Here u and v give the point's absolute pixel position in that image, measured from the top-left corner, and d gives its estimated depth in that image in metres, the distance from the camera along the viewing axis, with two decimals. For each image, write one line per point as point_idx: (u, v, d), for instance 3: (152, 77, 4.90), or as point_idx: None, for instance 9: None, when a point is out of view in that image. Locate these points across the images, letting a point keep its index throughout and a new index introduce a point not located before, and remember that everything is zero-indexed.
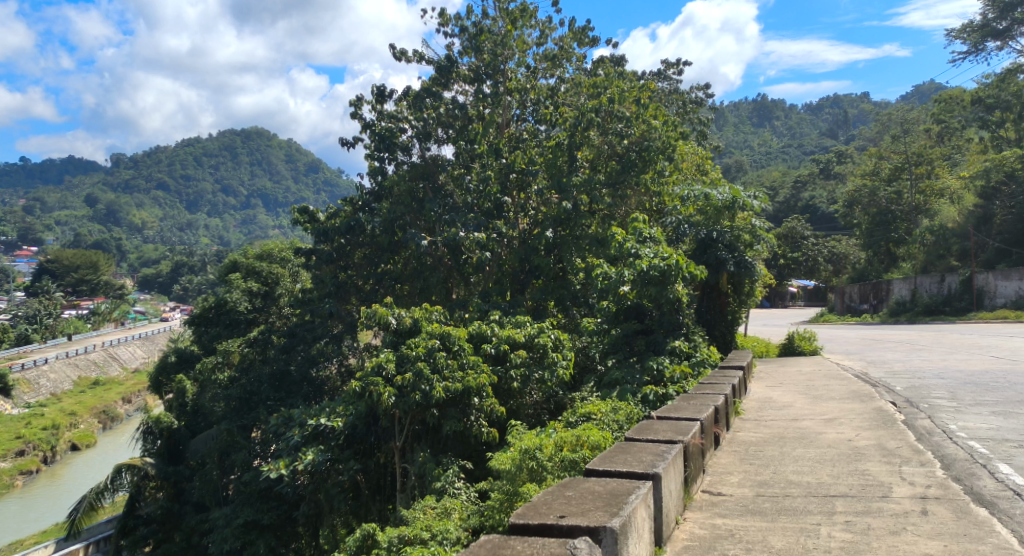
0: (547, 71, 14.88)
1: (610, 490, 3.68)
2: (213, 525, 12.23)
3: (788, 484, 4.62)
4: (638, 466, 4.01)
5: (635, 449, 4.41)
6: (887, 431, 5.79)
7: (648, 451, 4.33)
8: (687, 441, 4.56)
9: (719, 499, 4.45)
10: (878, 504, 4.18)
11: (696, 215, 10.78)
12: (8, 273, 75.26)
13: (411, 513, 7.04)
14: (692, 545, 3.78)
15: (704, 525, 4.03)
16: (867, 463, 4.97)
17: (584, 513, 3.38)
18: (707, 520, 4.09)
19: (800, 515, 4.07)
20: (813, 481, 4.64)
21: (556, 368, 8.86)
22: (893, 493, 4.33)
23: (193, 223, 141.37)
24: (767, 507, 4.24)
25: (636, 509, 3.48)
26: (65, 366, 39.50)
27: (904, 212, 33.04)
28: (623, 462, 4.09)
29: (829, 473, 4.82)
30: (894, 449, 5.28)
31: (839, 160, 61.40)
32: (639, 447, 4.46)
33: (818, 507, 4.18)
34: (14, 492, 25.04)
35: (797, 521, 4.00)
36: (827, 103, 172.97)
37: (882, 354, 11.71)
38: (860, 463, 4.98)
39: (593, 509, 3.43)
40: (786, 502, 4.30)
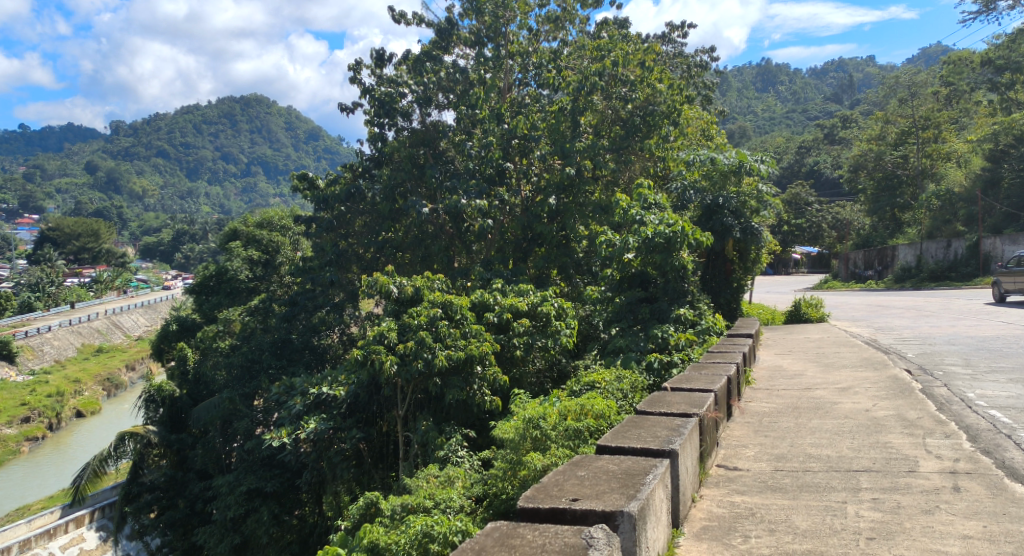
0: (550, 34, 14.55)
1: (625, 469, 3.57)
2: (216, 492, 12.26)
3: (807, 458, 4.53)
4: (653, 442, 3.90)
5: (648, 424, 4.30)
6: (905, 400, 5.69)
7: (662, 426, 4.22)
8: (702, 415, 4.46)
9: (735, 474, 4.36)
10: (905, 480, 4.08)
11: (701, 181, 10.58)
12: (10, 241, 75.29)
13: (415, 481, 6.99)
14: (711, 525, 3.68)
15: (723, 504, 3.94)
16: (888, 434, 4.87)
17: (599, 496, 3.27)
18: (725, 498, 4.01)
19: (823, 492, 3.98)
20: (834, 455, 4.55)
21: (559, 337, 8.79)
22: (921, 468, 4.23)
23: (193, 191, 140.92)
24: (787, 483, 4.15)
25: (654, 490, 3.38)
26: (68, 334, 39.60)
27: (910, 176, 32.75)
28: (637, 438, 3.99)
29: (849, 445, 4.72)
30: (915, 420, 5.17)
31: (845, 125, 60.75)
32: (653, 421, 4.35)
33: (842, 483, 4.09)
34: (19, 459, 25.25)
35: (821, 498, 3.91)
36: (832, 67, 170.60)
37: (889, 321, 11.57)
38: (881, 435, 4.88)
39: (607, 491, 3.33)
40: (807, 477, 4.21)
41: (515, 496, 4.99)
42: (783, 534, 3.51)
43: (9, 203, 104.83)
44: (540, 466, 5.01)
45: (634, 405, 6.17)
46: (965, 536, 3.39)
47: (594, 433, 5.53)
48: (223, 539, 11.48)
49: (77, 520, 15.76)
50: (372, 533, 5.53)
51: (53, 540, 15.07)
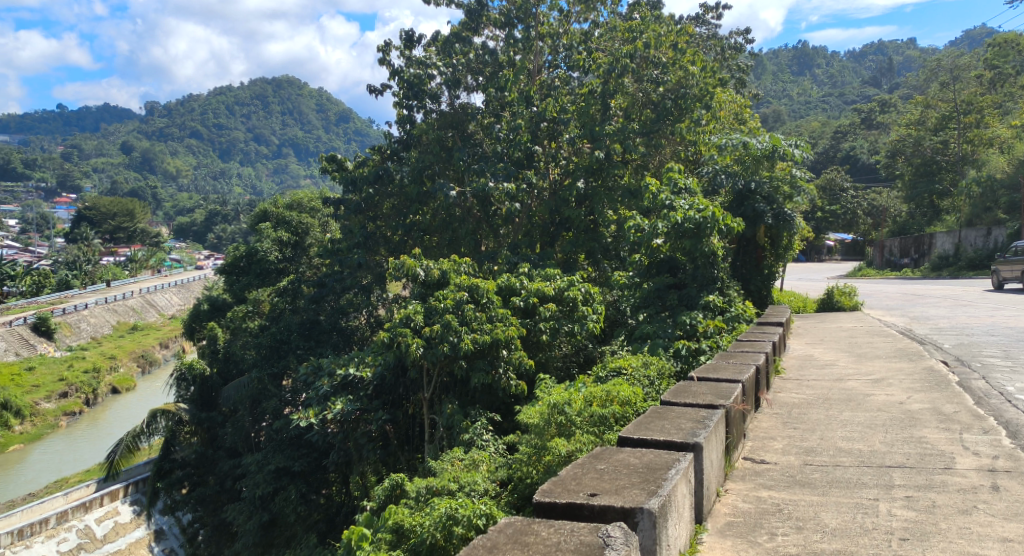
0: (580, 16, 14.34)
1: (646, 464, 3.52)
2: (244, 470, 12.46)
3: (838, 452, 4.43)
4: (676, 434, 3.84)
5: (672, 416, 4.24)
6: (941, 393, 5.54)
7: (687, 417, 4.15)
8: (729, 406, 4.37)
9: (763, 468, 4.28)
10: (941, 477, 3.97)
11: (733, 165, 10.41)
12: (49, 221, 77.04)
13: (440, 463, 7.01)
14: (736, 521, 3.61)
15: (748, 499, 3.87)
16: (923, 429, 4.74)
17: (618, 492, 3.22)
18: (751, 493, 3.94)
19: (855, 488, 3.89)
20: (866, 449, 4.44)
21: (586, 322, 8.72)
22: (957, 465, 4.12)
23: (226, 171, 142.66)
24: (816, 478, 4.07)
25: (676, 486, 3.31)
26: (105, 312, 40.50)
27: (949, 162, 31.88)
28: (660, 430, 3.93)
29: (882, 440, 4.61)
30: (951, 414, 5.03)
31: (883, 109, 59.30)
32: (678, 412, 4.29)
33: (875, 479, 3.99)
34: (57, 433, 25.97)
35: (852, 495, 3.82)
36: (872, 50, 166.32)
37: (925, 310, 11.28)
38: (915, 430, 4.75)
39: (627, 486, 3.28)
40: (837, 472, 4.12)
41: (540, 481, 4.96)
42: (811, 532, 3.43)
43: (48, 183, 107.21)
44: (565, 451, 4.98)
45: (661, 392, 6.09)
46: (1003, 539, 3.27)
47: (620, 419, 5.49)
48: (252, 516, 11.66)
49: (112, 494, 16.18)
50: (397, 515, 5.54)
51: (88, 512, 15.50)
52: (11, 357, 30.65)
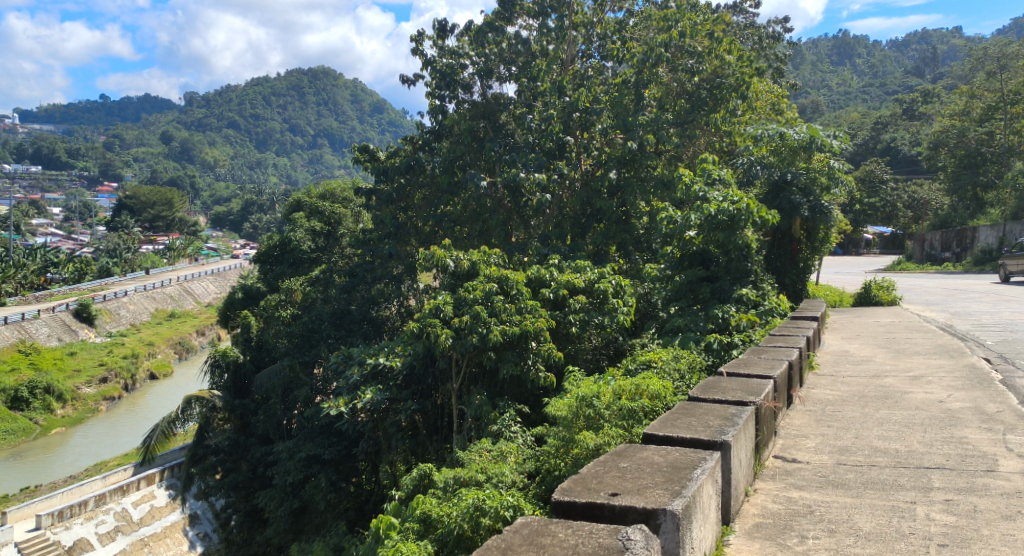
0: (615, 5, 14.17)
1: (671, 462, 3.46)
2: (276, 456, 12.63)
3: (873, 452, 4.31)
4: (704, 432, 3.76)
5: (700, 412, 4.17)
6: (984, 392, 5.36)
7: (715, 414, 4.07)
8: (760, 404, 4.28)
9: (794, 467, 4.18)
10: (983, 480, 3.83)
11: (769, 157, 10.24)
12: (91, 209, 78.87)
13: (468, 454, 7.01)
14: (765, 523, 3.52)
15: (778, 500, 3.78)
16: (964, 429, 4.59)
17: (641, 492, 3.17)
18: (782, 493, 3.84)
19: (891, 491, 3.77)
20: (903, 449, 4.31)
21: (616, 315, 8.63)
22: (1001, 468, 3.97)
23: (262, 161, 144.52)
24: (850, 479, 3.96)
25: (701, 487, 3.24)
26: (143, 299, 41.37)
27: (995, 154, 30.92)
28: (686, 428, 3.86)
29: (920, 440, 4.47)
30: (994, 414, 4.86)
31: (925, 100, 57.74)
32: (706, 408, 4.21)
33: (912, 482, 3.87)
34: (97, 417, 26.66)
35: (887, 497, 3.71)
36: (915, 39, 161.99)
37: (967, 306, 10.97)
38: (956, 430, 4.60)
39: (650, 486, 3.22)
40: (872, 473, 4.00)
41: (568, 473, 4.94)
42: (845, 536, 3.34)
43: (91, 172, 109.80)
44: (592, 444, 4.93)
45: (692, 386, 6.00)
46: None
47: (650, 413, 5.43)
48: (283, 502, 11.83)
49: (149, 477, 16.57)
50: (424, 505, 5.55)
51: (126, 495, 15.89)
52: (54, 342, 31.51)
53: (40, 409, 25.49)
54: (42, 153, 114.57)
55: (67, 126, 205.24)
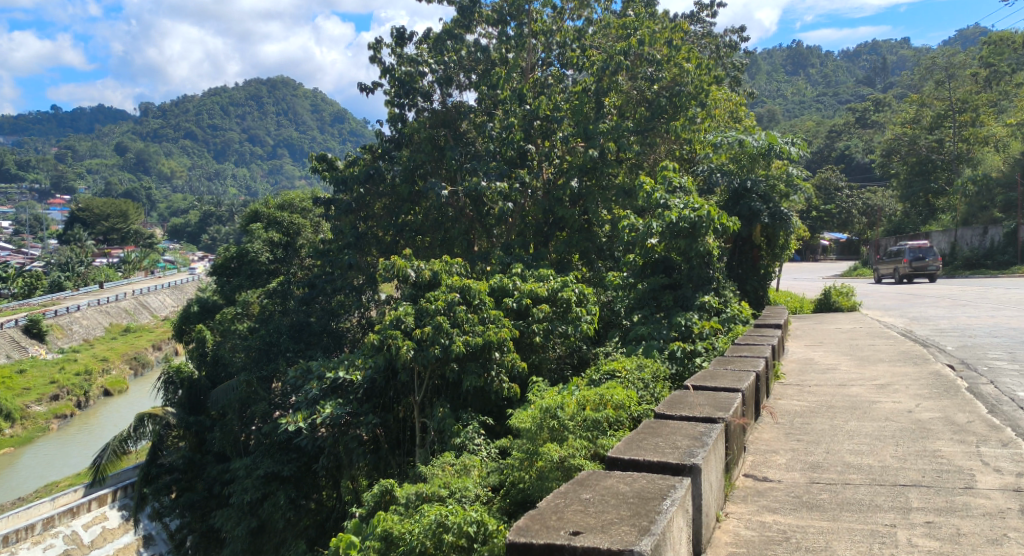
0: (574, 13, 14.15)
1: (638, 492, 3.34)
2: (234, 475, 12.21)
3: (847, 468, 4.26)
4: (671, 455, 3.67)
5: (666, 432, 4.07)
6: (952, 401, 5.36)
7: (682, 433, 3.99)
8: (728, 420, 4.21)
9: (766, 487, 4.10)
10: (962, 499, 3.79)
11: (729, 164, 10.25)
12: (43, 222, 76.66)
13: (430, 468, 6.83)
14: (738, 552, 3.43)
15: (752, 525, 3.69)
16: (937, 442, 4.57)
17: (604, 530, 3.03)
18: (755, 517, 3.75)
19: (869, 513, 3.70)
20: (877, 465, 4.27)
21: (580, 323, 8.53)
22: (979, 484, 3.94)
23: (220, 172, 142.00)
24: (825, 500, 3.88)
25: (670, 521, 3.12)
26: (97, 313, 40.23)
27: (945, 161, 31.82)
28: (652, 450, 3.75)
29: (892, 453, 4.44)
30: (965, 424, 4.86)
31: (877, 109, 59.19)
32: (673, 427, 4.12)
33: (890, 502, 3.81)
34: (48, 435, 25.73)
35: (866, 520, 3.64)
36: (866, 49, 166.42)
37: (924, 310, 11.14)
38: (928, 442, 4.58)
39: (616, 521, 3.09)
40: (847, 493, 3.94)
41: (533, 488, 4.87)
42: None
43: (42, 184, 106.77)
44: (557, 456, 4.87)
45: (657, 395, 5.93)
46: None
47: (614, 424, 5.35)
48: (240, 521, 11.43)
49: (100, 498, 15.98)
50: (386, 521, 5.33)
51: (75, 518, 15.30)
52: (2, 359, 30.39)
53: None
54: None
55: (17, 137, 199.53)
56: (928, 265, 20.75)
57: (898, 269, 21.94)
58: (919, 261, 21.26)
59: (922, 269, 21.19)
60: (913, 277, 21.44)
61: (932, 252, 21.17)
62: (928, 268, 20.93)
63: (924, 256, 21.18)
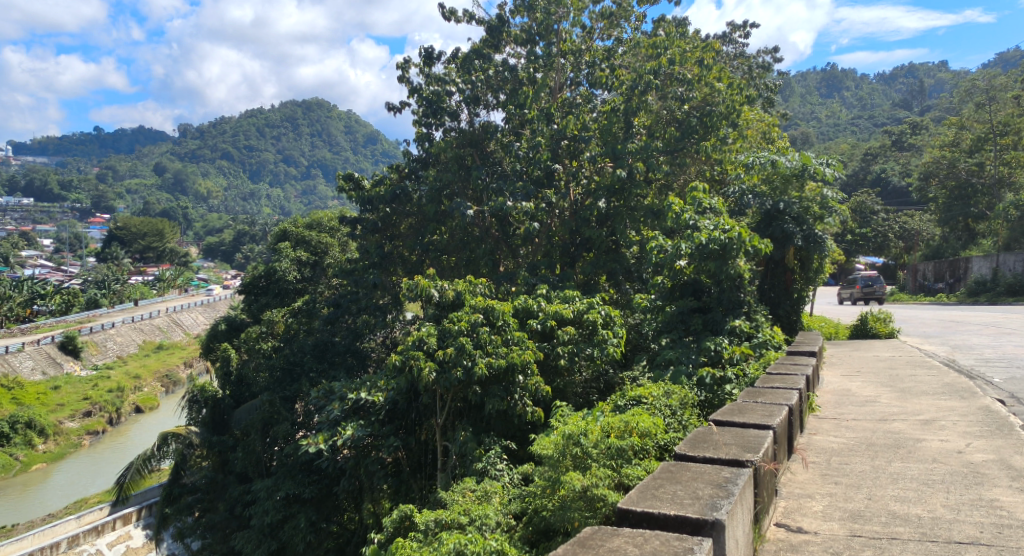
0: (604, 32, 14.03)
1: None
2: (254, 496, 12.09)
3: (892, 519, 3.96)
4: (691, 507, 3.48)
5: (686, 477, 3.84)
6: (1005, 441, 5.02)
7: (703, 480, 3.77)
8: (758, 463, 3.97)
9: (800, 540, 3.83)
10: None
11: (761, 185, 9.95)
12: (82, 240, 78.44)
13: (451, 494, 6.60)
14: None
15: None
16: (993, 489, 4.23)
17: None
18: None
19: None
20: (926, 516, 3.96)
21: (606, 346, 8.28)
22: None
23: (255, 193, 144.47)
24: None
25: None
26: (131, 330, 40.88)
27: (986, 185, 31.02)
28: (669, 501, 3.55)
29: (943, 502, 4.12)
30: (1022, 469, 4.51)
31: (914, 131, 58.10)
32: (695, 471, 3.90)
33: None
34: (79, 451, 26.01)
35: None
36: (902, 73, 164.13)
37: (966, 339, 10.68)
38: (984, 490, 4.25)
39: None
40: (893, 550, 3.65)
41: (554, 516, 4.76)
42: None
43: (83, 204, 109.30)
44: (579, 485, 4.71)
45: (684, 423, 5.70)
46: None
47: (640, 453, 5.14)
48: (260, 543, 11.32)
49: (125, 517, 16.02)
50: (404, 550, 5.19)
51: (100, 536, 15.31)
52: (38, 376, 30.86)
53: (21, 445, 24.81)
54: (34, 186, 113.92)
55: (61, 157, 205.49)
56: (875, 290, 25.06)
57: (854, 293, 26.35)
58: (868, 287, 25.50)
59: (872, 293, 25.65)
60: (864, 300, 25.69)
61: (879, 279, 25.43)
62: (876, 292, 25.33)
63: (873, 283, 25.69)
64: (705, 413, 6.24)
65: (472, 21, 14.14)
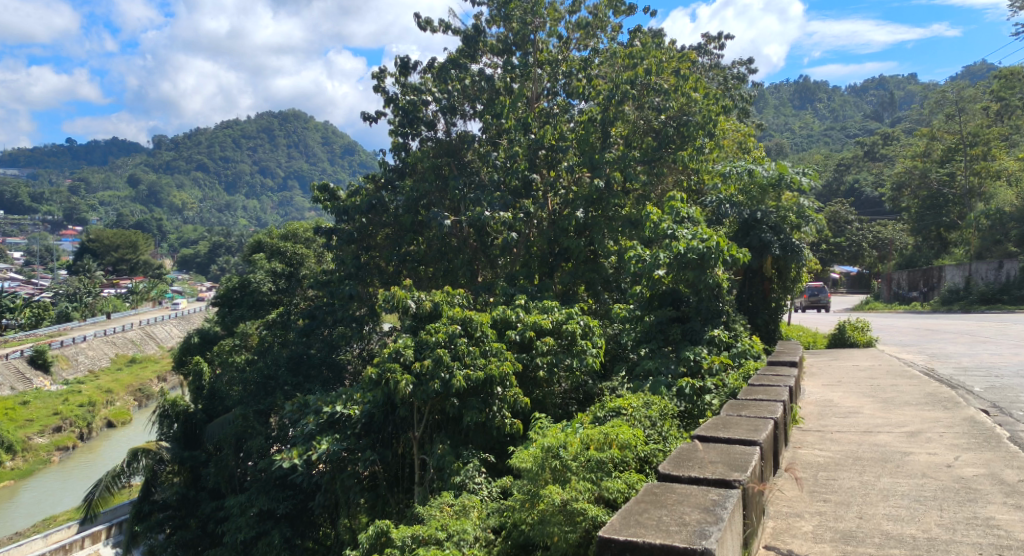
0: (580, 43, 14.02)
1: None
2: (227, 513, 11.81)
3: (886, 540, 3.89)
4: (678, 535, 3.39)
5: (672, 501, 3.75)
6: (993, 453, 4.99)
7: (689, 503, 3.68)
8: (746, 484, 3.89)
9: None
10: None
11: (738, 195, 9.93)
12: (52, 253, 77.03)
13: (427, 509, 6.43)
14: None
15: None
16: (988, 508, 4.17)
17: None
18: None
19: None
20: (921, 537, 3.89)
21: (585, 357, 8.19)
22: None
23: (231, 204, 143.07)
24: None
25: None
26: (103, 344, 40.12)
27: (957, 195, 31.49)
28: (655, 528, 3.46)
29: (938, 521, 4.06)
30: (1013, 484, 4.47)
31: (886, 142, 59.02)
32: (680, 494, 3.80)
33: None
34: (49, 468, 25.40)
35: None
36: (874, 85, 167.06)
37: (942, 347, 10.72)
38: (978, 508, 4.19)
39: None
40: None
41: (534, 531, 4.68)
42: None
43: (54, 216, 107.46)
44: (559, 499, 4.63)
45: (664, 435, 5.62)
46: None
47: (620, 465, 5.04)
48: None
49: (94, 535, 15.60)
50: None
51: None
52: (6, 391, 30.09)
53: None
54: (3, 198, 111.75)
55: (33, 168, 202.27)
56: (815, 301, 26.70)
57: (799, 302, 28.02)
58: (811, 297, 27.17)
59: (815, 302, 27.35)
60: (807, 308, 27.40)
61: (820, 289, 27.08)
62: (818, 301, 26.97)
63: (817, 292, 27.31)
64: (686, 424, 6.17)
65: (449, 31, 14.07)
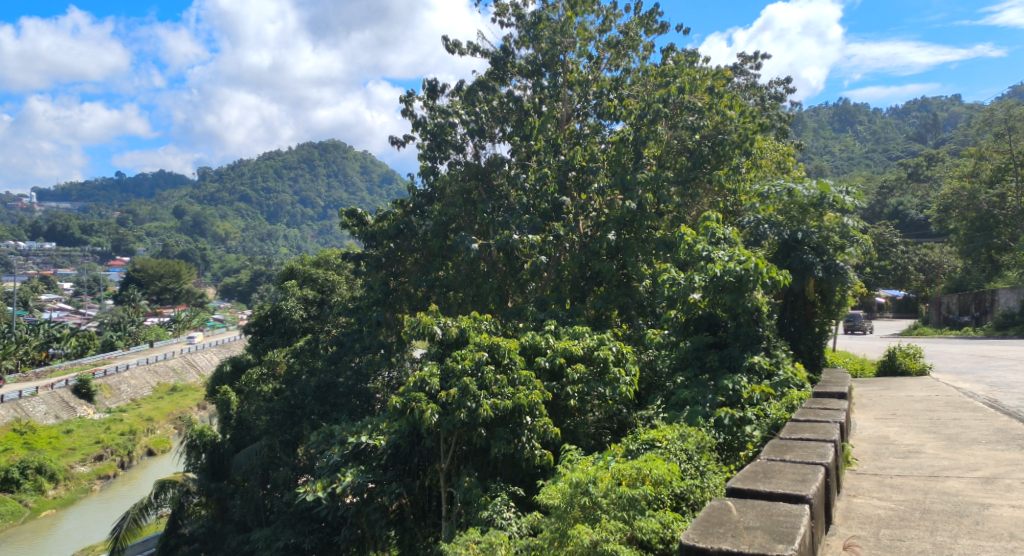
0: (611, 62, 13.75)
1: None
2: (252, 546, 11.51)
3: None
4: None
5: None
6: None
7: None
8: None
9: None
10: None
11: (777, 215, 9.45)
12: (100, 284, 79.22)
13: (452, 546, 6.05)
14: None
15: None
16: None
17: None
18: None
19: None
20: None
21: (618, 386, 7.74)
22: None
23: (273, 234, 145.72)
24: None
25: None
26: (144, 373, 40.65)
27: (1008, 216, 30.39)
28: None
29: None
30: None
31: (931, 163, 57.59)
32: None
33: None
34: (89, 496, 25.59)
35: None
36: (916, 107, 163.94)
37: (1002, 375, 10.03)
38: None
39: None
40: None
41: None
42: None
43: (104, 247, 110.65)
44: (588, 540, 4.27)
45: (701, 470, 5.19)
46: None
47: (653, 503, 4.61)
48: None
49: None
50: None
51: None
52: (51, 420, 30.51)
53: (31, 491, 24.46)
54: (57, 231, 115.55)
55: (84, 201, 209.34)
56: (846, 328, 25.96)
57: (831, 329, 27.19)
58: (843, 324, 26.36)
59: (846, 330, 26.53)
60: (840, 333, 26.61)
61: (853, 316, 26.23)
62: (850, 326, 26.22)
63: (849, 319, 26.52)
64: (724, 457, 5.74)
65: (477, 53, 13.94)
